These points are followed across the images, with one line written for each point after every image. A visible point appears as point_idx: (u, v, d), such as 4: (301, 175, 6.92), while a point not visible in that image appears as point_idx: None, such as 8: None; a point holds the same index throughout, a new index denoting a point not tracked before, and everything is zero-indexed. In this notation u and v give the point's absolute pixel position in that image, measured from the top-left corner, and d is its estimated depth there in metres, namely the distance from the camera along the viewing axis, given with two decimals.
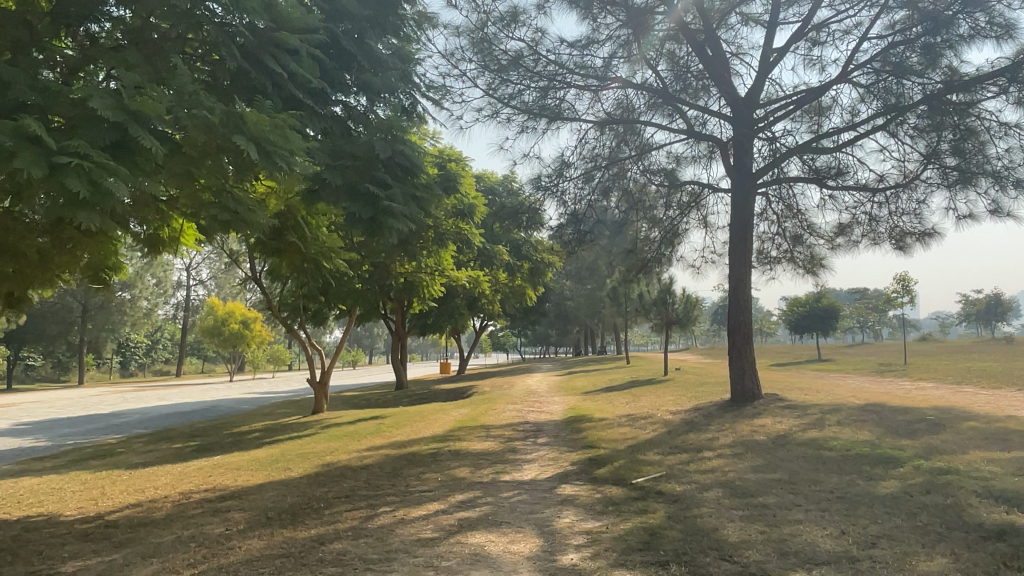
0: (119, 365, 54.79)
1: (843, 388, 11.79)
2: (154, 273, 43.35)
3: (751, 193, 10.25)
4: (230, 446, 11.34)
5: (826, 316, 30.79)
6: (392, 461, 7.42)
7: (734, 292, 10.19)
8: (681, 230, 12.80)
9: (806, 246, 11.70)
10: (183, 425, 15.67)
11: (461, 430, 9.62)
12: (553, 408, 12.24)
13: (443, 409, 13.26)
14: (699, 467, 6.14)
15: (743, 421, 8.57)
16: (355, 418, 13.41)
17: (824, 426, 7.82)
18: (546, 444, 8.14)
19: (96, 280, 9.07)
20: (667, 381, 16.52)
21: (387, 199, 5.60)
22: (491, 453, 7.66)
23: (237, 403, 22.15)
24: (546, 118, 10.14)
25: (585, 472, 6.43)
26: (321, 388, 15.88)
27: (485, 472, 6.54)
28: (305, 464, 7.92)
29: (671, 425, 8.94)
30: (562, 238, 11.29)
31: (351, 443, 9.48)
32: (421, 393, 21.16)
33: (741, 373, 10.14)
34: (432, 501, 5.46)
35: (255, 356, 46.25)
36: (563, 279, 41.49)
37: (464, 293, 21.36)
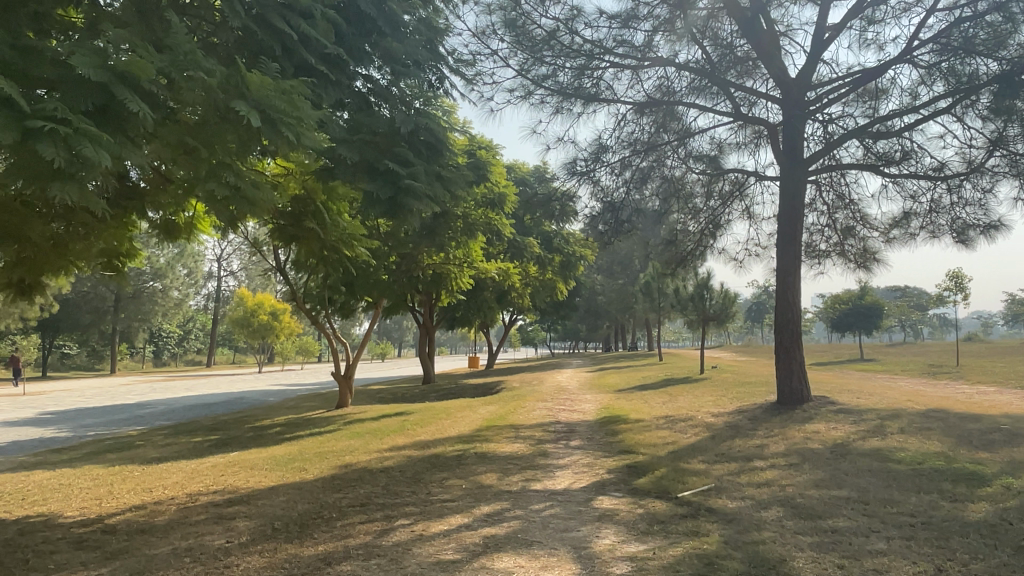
0: (151, 355, 55.30)
1: (898, 391, 11.01)
2: (185, 264, 43.50)
3: (802, 181, 9.54)
4: (250, 441, 10.93)
5: (870, 315, 29.67)
6: (414, 464, 6.90)
7: (782, 288, 9.50)
8: (723, 222, 12.09)
9: (859, 239, 10.92)
10: (206, 418, 15.35)
11: (488, 431, 9.06)
12: (586, 408, 11.63)
13: (471, 407, 12.74)
14: (753, 479, 5.52)
15: (794, 426, 7.89)
16: (378, 414, 12.93)
17: (886, 434, 7.13)
18: (580, 448, 7.56)
19: (112, 269, 8.71)
20: (705, 380, 15.81)
21: (409, 179, 5.08)
22: (520, 457, 7.10)
23: (263, 395, 21.89)
24: (581, 101, 9.52)
25: (624, 482, 5.83)
26: (346, 382, 15.45)
27: (514, 479, 5.99)
28: (321, 465, 7.43)
29: (715, 429, 8.29)
30: (598, 229, 10.68)
31: (373, 442, 8.98)
32: (448, 388, 20.69)
33: (790, 373, 9.45)
34: (455, 513, 4.92)
35: (284, 348, 46.24)
36: (594, 275, 40.56)
37: (494, 286, 20.82)
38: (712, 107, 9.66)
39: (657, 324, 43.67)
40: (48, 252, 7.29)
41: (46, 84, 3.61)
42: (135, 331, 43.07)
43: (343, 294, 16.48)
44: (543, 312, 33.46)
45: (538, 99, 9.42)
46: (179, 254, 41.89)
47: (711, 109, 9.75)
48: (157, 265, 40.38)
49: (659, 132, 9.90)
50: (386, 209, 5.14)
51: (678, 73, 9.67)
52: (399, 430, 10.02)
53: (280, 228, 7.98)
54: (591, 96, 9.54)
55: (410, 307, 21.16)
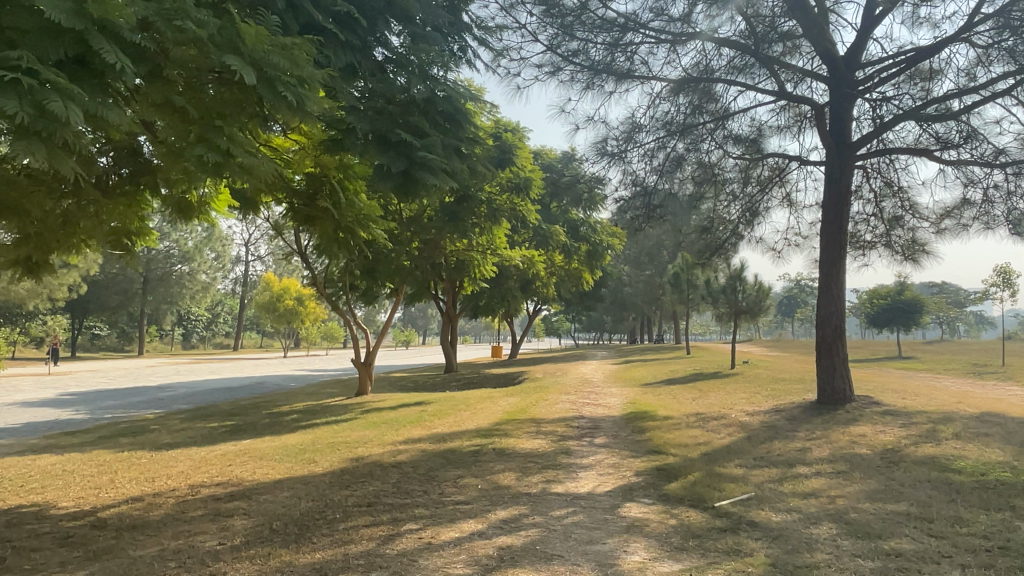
0: (180, 338, 55.77)
1: (945, 392, 10.35)
2: (216, 249, 43.41)
3: (848, 165, 8.95)
4: (264, 429, 10.63)
5: (910, 310, 28.67)
6: (428, 460, 6.49)
7: (825, 280, 8.93)
8: (761, 209, 11.52)
9: (907, 229, 10.29)
10: (224, 403, 15.14)
11: (509, 424, 8.63)
12: (611, 402, 11.14)
13: (492, 398, 12.30)
14: (798, 489, 5.01)
15: (837, 429, 7.34)
16: (397, 403, 12.57)
17: (940, 439, 6.56)
18: (605, 447, 7.09)
19: (122, 249, 8.36)
20: (737, 375, 15.21)
21: (423, 151, 4.64)
22: (541, 455, 6.65)
23: (286, 381, 21.71)
24: (613, 78, 9.01)
25: (654, 487, 5.36)
26: (366, 369, 15.13)
27: (534, 480, 5.55)
28: (332, 458, 7.04)
29: (750, 429, 7.77)
30: (628, 215, 10.26)
31: (388, 433, 8.60)
32: (471, 377, 20.33)
33: (831, 370, 8.89)
34: (468, 518, 4.48)
35: (309, 334, 46.29)
36: (622, 265, 39.61)
37: (519, 274, 20.35)
38: (754, 86, 9.07)
39: (686, 317, 42.87)
40: (55, 229, 6.94)
41: (14, 30, 3.19)
42: (163, 313, 43.38)
43: (363, 280, 16.10)
44: (569, 302, 32.91)
45: (568, 76, 8.91)
46: (207, 237, 42.00)
47: (752, 89, 9.16)
48: (185, 248, 40.50)
49: (695, 114, 9.33)
50: (398, 183, 4.70)
51: (717, 50, 9.11)
52: (416, 421, 9.62)
53: (293, 208, 7.58)
54: (624, 74, 9.01)
55: (433, 294, 20.79)
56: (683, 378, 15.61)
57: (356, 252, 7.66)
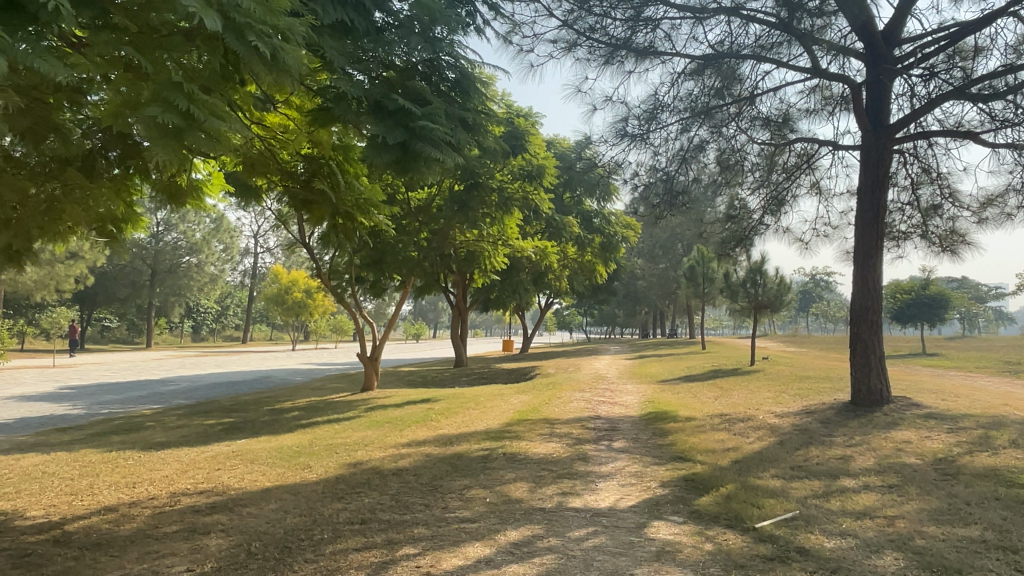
0: (190, 330, 55.59)
1: (987, 392, 9.67)
2: (222, 240, 42.93)
3: (887, 149, 8.29)
4: (262, 426, 10.13)
5: (934, 306, 27.89)
6: (432, 467, 5.94)
7: (861, 271, 8.30)
8: (788, 198, 10.90)
9: (946, 218, 9.62)
10: (227, 398, 14.68)
11: (520, 425, 8.06)
12: (628, 401, 10.53)
13: (502, 396, 11.75)
14: (848, 507, 4.42)
15: (877, 434, 6.72)
16: (403, 399, 12.03)
17: (996, 447, 5.94)
18: (625, 452, 6.52)
19: (108, 236, 7.84)
20: (759, 372, 14.57)
21: (425, 121, 4.09)
22: (555, 461, 6.09)
23: (292, 375, 21.27)
24: (634, 56, 8.40)
25: (683, 502, 4.79)
26: (372, 364, 14.57)
27: (548, 493, 4.99)
28: (328, 462, 6.49)
29: (782, 434, 7.16)
30: (649, 202, 9.71)
31: (391, 434, 8.06)
32: (481, 372, 19.79)
33: (867, 368, 8.28)
34: (474, 541, 3.93)
35: (318, 327, 45.94)
36: (635, 258, 38.85)
37: (530, 266, 19.77)
38: (785, 64, 8.41)
39: (701, 310, 42.10)
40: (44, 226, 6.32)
41: None
42: (171, 306, 43.15)
43: (372, 272, 15.58)
44: (581, 295, 32.30)
45: (584, 53, 8.30)
46: (215, 229, 41.74)
47: (781, 67, 8.53)
48: (192, 240, 40.21)
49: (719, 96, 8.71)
50: (395, 156, 4.12)
51: (745, 25, 8.46)
52: (421, 420, 9.07)
53: (290, 193, 7.08)
54: (644, 51, 8.39)
55: (442, 287, 20.30)
56: (700, 374, 15.01)
57: (357, 239, 7.13)
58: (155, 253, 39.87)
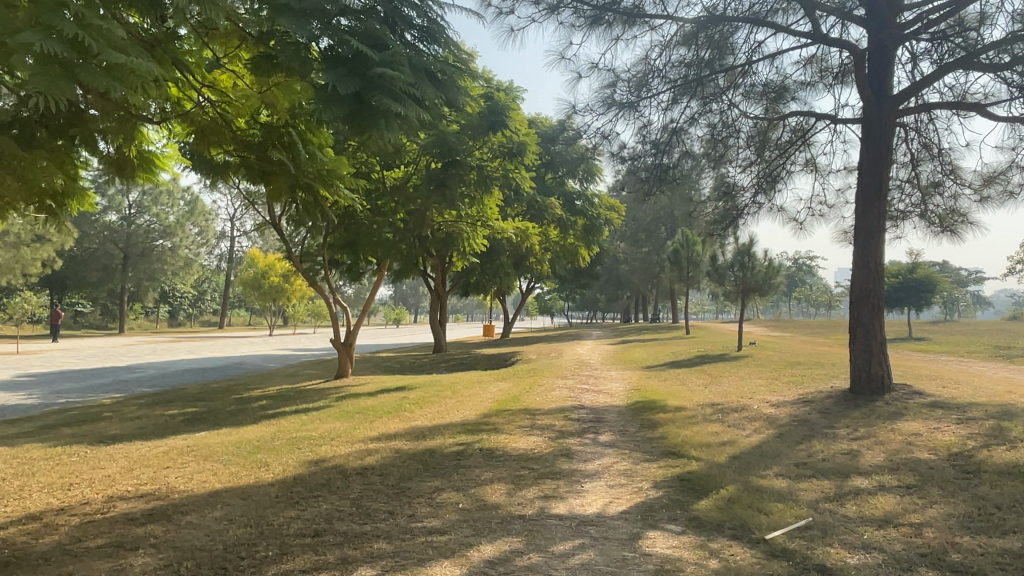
0: (165, 315, 54.46)
1: (986, 377, 9.30)
2: (196, 223, 41.94)
3: (889, 121, 7.81)
4: (225, 417, 9.51)
5: (922, 290, 27.80)
6: (402, 465, 5.39)
7: (862, 251, 7.85)
8: (782, 175, 10.43)
9: (946, 196, 9.18)
10: (193, 386, 14.02)
11: (500, 416, 7.54)
12: (613, 389, 10.03)
13: (482, 383, 11.25)
14: (866, 513, 3.92)
15: (883, 426, 6.28)
16: (377, 388, 11.43)
17: (1013, 438, 5.50)
18: (613, 447, 6.01)
19: (48, 212, 7.05)
20: (747, 358, 14.17)
21: (384, 69, 3.50)
22: (537, 458, 5.57)
23: (265, 361, 20.57)
24: (622, 19, 7.83)
25: (679, 507, 4.28)
26: (346, 350, 13.93)
27: (530, 496, 4.46)
28: (288, 460, 5.91)
29: (780, 426, 6.69)
30: (638, 177, 9.21)
31: (360, 426, 7.48)
32: (461, 358, 19.27)
33: (867, 355, 7.87)
34: (442, 559, 3.38)
35: (296, 312, 45.19)
36: (618, 243, 38.46)
37: (511, 249, 19.23)
38: (781, 29, 7.88)
39: (684, 295, 41.79)
40: None
41: None
42: (145, 290, 42.11)
43: (346, 254, 14.91)
44: (563, 279, 31.81)
45: (569, 16, 7.70)
46: (190, 212, 40.86)
47: (778, 32, 7.96)
48: (165, 223, 39.25)
49: (710, 66, 8.15)
50: (350, 109, 3.57)
51: None
52: (394, 411, 8.50)
53: (246, 163, 6.45)
54: (633, 15, 7.82)
55: (420, 271, 19.72)
56: (687, 360, 14.57)
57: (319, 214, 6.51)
58: (128, 235, 38.80)
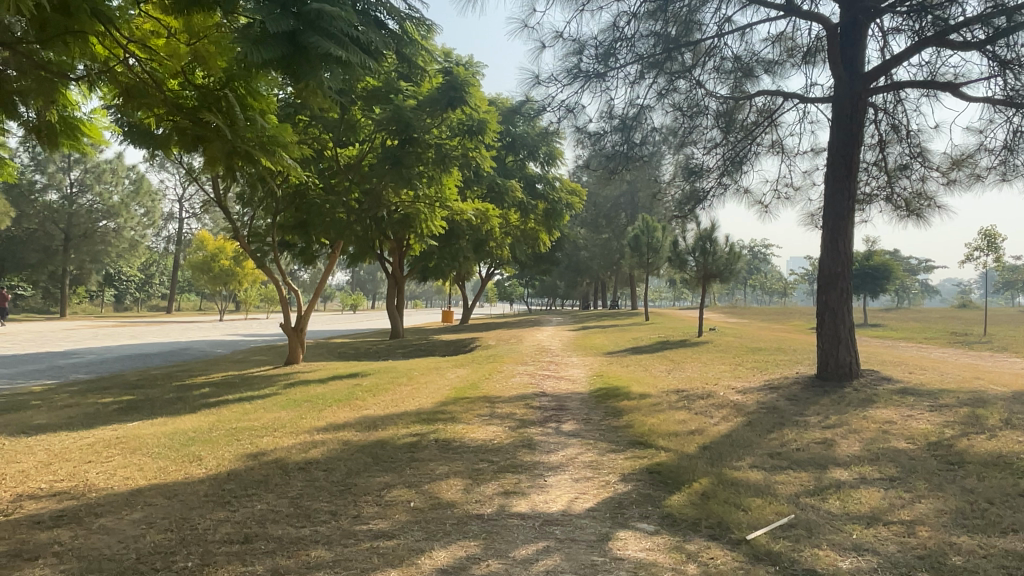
0: (111, 299, 52.57)
1: (949, 363, 9.22)
2: (142, 203, 40.36)
3: (860, 100, 7.59)
4: (162, 406, 8.91)
5: (876, 277, 28.29)
6: (348, 458, 4.95)
7: (831, 233, 7.63)
8: (749, 157, 10.18)
9: (913, 180, 9.03)
10: (133, 372, 13.30)
11: (456, 405, 7.14)
12: (575, 375, 9.69)
13: (438, 369, 10.83)
14: (851, 509, 3.63)
15: (855, 413, 6.07)
16: (329, 374, 10.92)
17: (988, 425, 5.31)
18: (576, 437, 5.66)
19: None
20: (708, 344, 14.01)
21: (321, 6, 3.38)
22: (496, 449, 5.19)
23: (212, 347, 19.76)
24: None
25: (651, 503, 3.94)
26: (297, 335, 13.34)
27: (489, 493, 4.07)
28: (224, 453, 5.42)
29: (748, 414, 6.41)
30: (603, 155, 8.88)
31: (307, 415, 7.00)
32: (418, 344, 18.78)
33: (835, 341, 7.68)
34: (388, 568, 2.97)
35: (248, 297, 44.00)
36: (578, 228, 38.25)
37: (471, 232, 18.80)
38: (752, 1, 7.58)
39: (642, 282, 41.82)
40: None
41: None
42: (88, 272, 40.52)
43: (298, 236, 14.28)
44: (522, 265, 31.37)
45: None
46: (134, 190, 39.11)
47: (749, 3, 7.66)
48: (109, 202, 37.82)
49: (677, 43, 7.79)
50: (284, 53, 3.48)
51: None
52: (344, 399, 8.01)
53: (178, 128, 5.88)
54: None
55: (377, 254, 19.16)
56: (647, 346, 14.36)
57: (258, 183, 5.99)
58: (69, 216, 37.05)
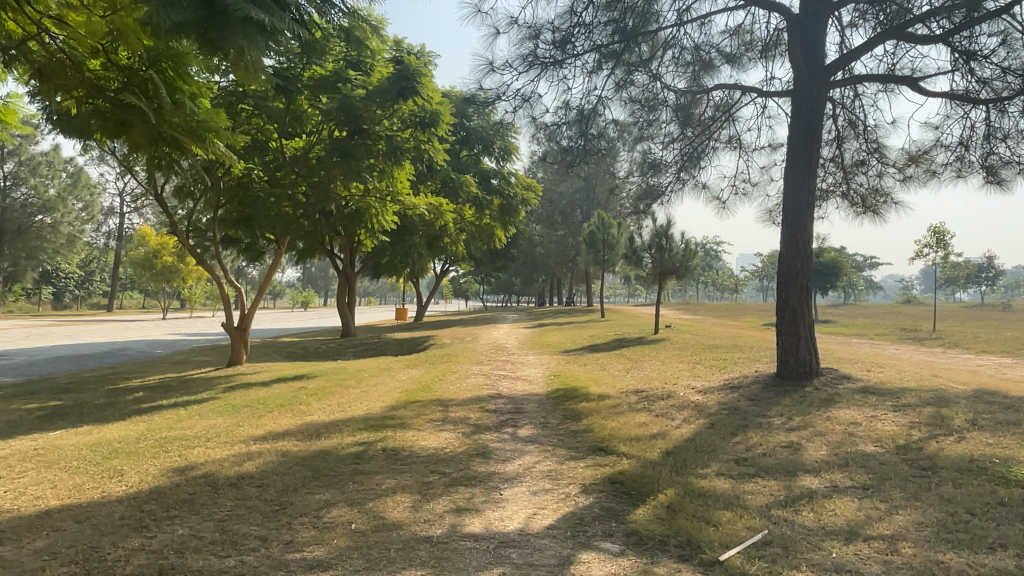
0: (48, 297, 50.39)
1: (906, 360, 9.21)
2: (80, 197, 38.69)
3: (820, 94, 7.46)
4: (91, 412, 8.31)
5: (827, 274, 28.76)
6: (287, 471, 4.55)
7: (791, 229, 7.48)
8: (707, 151, 10.01)
9: (870, 176, 8.96)
10: (64, 375, 12.56)
11: (407, 409, 6.76)
12: (532, 375, 9.40)
13: (390, 370, 10.41)
14: (827, 522, 3.39)
15: (819, 414, 5.90)
16: (273, 377, 10.41)
17: (953, 426, 5.17)
18: (534, 443, 5.35)
19: None
20: (664, 341, 13.89)
21: None
22: (448, 458, 4.85)
23: (152, 346, 18.88)
24: None
25: (614, 518, 3.65)
26: (240, 335, 12.73)
27: (440, 510, 3.72)
28: (149, 467, 4.95)
29: (710, 416, 6.19)
30: (560, 147, 8.60)
31: (246, 422, 6.54)
32: (370, 343, 18.27)
33: (795, 339, 7.54)
34: None
35: (193, 294, 42.61)
36: (534, 224, 38.01)
37: (424, 228, 18.33)
38: None
39: (598, 279, 41.79)
40: None
41: None
42: (22, 269, 38.68)
43: (242, 231, 13.65)
44: (478, 262, 30.96)
45: None
46: (72, 184, 37.67)
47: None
48: (46, 196, 36.08)
49: (635, 34, 7.54)
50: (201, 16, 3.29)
51: None
52: (288, 403, 7.56)
53: (97, 111, 5.38)
54: None
55: (328, 250, 18.58)
56: (604, 344, 14.15)
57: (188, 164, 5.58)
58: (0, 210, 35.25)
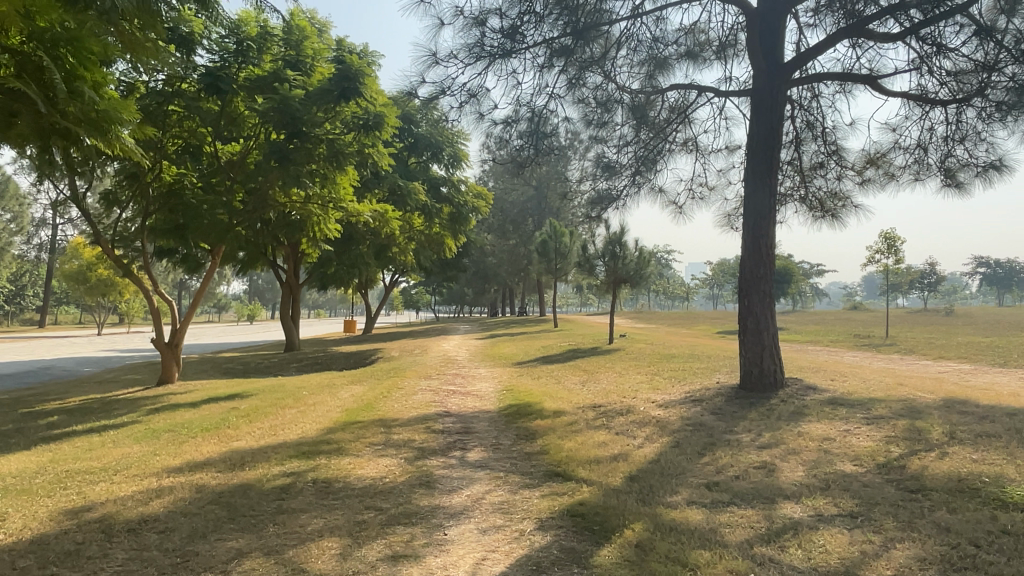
0: None
1: (867, 368, 8.99)
2: (8, 208, 36.72)
3: (780, 94, 7.17)
4: None
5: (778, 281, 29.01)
6: (198, 512, 3.93)
7: (754, 234, 7.14)
8: (663, 153, 9.69)
9: (828, 178, 8.72)
10: None
11: (345, 431, 6.17)
12: (483, 390, 8.87)
13: (332, 387, 9.76)
14: (818, 562, 2.95)
15: (789, 429, 5.53)
16: (206, 396, 9.65)
17: (932, 440, 4.84)
18: (484, 470, 4.82)
19: None
20: (620, 351, 13.51)
21: None
22: (388, 490, 4.29)
23: (80, 364, 17.73)
24: None
25: (576, 561, 3.16)
26: (171, 352, 11.89)
27: (373, 559, 3.17)
28: (38, 509, 4.27)
29: (674, 433, 5.76)
30: (511, 148, 8.12)
31: (163, 451, 5.85)
32: (315, 357, 17.50)
33: (759, 349, 7.20)
34: None
35: (130, 309, 40.87)
36: (485, 233, 37.56)
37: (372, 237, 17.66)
38: None
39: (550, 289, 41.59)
40: None
41: None
42: None
43: (175, 240, 12.81)
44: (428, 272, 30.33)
45: None
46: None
47: None
48: None
49: (588, 30, 7.12)
50: None
51: None
52: (215, 427, 6.88)
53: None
54: None
55: (270, 261, 17.76)
56: (558, 355, 13.71)
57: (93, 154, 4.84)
58: None
